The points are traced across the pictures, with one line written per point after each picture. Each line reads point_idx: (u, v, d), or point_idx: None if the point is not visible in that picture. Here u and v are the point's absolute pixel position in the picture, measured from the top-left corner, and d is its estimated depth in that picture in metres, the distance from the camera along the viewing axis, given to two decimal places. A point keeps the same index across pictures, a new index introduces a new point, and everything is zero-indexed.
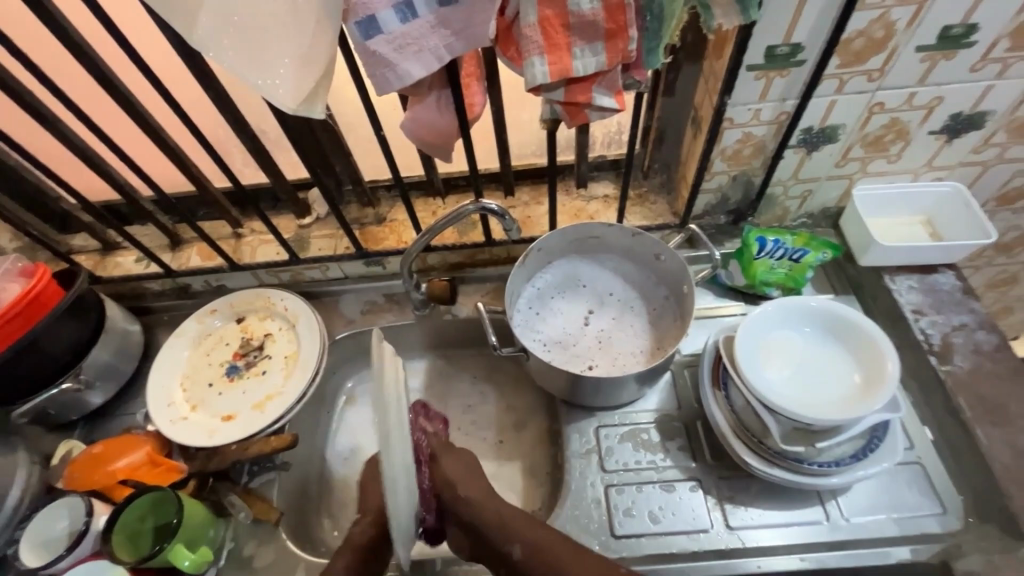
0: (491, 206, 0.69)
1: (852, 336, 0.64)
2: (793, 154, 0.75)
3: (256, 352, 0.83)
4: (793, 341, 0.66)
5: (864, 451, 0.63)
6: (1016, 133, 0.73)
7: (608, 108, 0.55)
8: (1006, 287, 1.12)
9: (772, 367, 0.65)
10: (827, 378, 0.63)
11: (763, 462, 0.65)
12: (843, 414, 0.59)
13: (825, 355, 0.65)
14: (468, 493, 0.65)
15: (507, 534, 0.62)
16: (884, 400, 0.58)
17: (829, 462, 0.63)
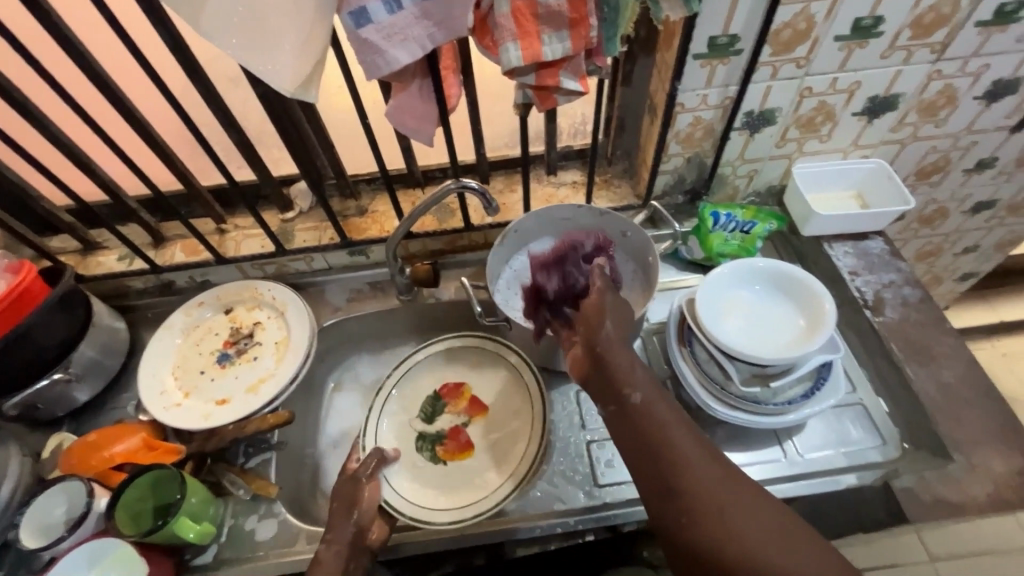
0: (474, 185, 0.74)
1: (796, 289, 0.73)
2: (738, 136, 0.84)
3: (246, 340, 0.85)
4: (746, 297, 0.74)
5: (811, 390, 0.71)
6: (924, 113, 0.85)
7: (574, 91, 0.63)
8: (933, 258, 1.26)
9: (730, 321, 0.72)
10: (777, 326, 0.71)
11: (726, 407, 0.72)
12: (792, 354, 0.67)
13: (774, 308, 0.73)
14: (609, 335, 0.63)
15: (631, 380, 0.59)
16: (825, 339, 0.66)
17: (784, 401, 0.71)
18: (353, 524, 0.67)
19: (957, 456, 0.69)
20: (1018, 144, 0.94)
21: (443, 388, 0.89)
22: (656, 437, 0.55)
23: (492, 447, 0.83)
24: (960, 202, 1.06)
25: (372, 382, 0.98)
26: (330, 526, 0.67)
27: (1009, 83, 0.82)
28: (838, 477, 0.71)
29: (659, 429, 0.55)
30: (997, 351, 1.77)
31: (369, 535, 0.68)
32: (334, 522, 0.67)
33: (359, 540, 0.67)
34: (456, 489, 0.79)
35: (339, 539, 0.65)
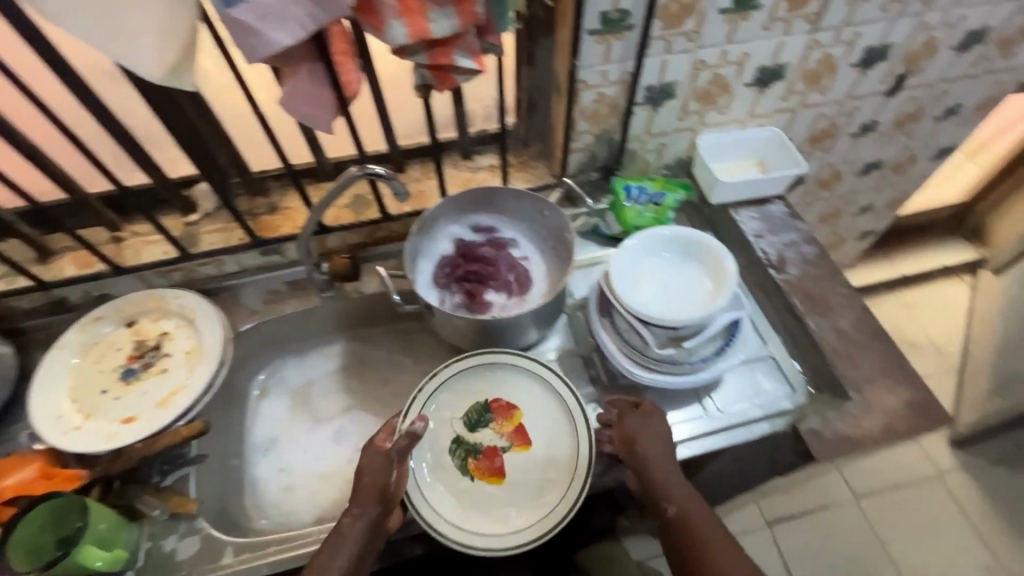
0: (379, 170, 0.71)
1: (702, 253, 0.76)
2: (642, 110, 0.86)
3: (153, 352, 0.80)
4: (657, 265, 0.77)
5: (724, 346, 0.75)
6: (809, 82, 0.91)
7: (472, 70, 0.62)
8: (835, 220, 1.36)
9: (644, 290, 0.75)
10: (686, 290, 0.74)
11: (647, 370, 0.75)
12: (700, 315, 0.70)
13: (683, 272, 0.76)
14: (649, 452, 0.70)
15: (667, 493, 0.67)
16: (729, 297, 0.70)
17: (700, 359, 0.74)
18: (381, 502, 0.67)
19: (855, 395, 0.75)
20: (894, 107, 1.02)
21: (494, 401, 0.80)
22: (692, 546, 0.64)
23: (528, 483, 0.76)
24: (851, 164, 1.15)
25: (300, 386, 0.94)
26: (355, 500, 0.66)
27: (880, 50, 0.88)
28: (755, 425, 0.76)
29: (693, 539, 0.65)
30: (900, 302, 1.94)
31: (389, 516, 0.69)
32: (361, 499, 0.66)
33: (380, 519, 0.67)
34: (481, 513, 0.74)
35: (364, 516, 0.65)
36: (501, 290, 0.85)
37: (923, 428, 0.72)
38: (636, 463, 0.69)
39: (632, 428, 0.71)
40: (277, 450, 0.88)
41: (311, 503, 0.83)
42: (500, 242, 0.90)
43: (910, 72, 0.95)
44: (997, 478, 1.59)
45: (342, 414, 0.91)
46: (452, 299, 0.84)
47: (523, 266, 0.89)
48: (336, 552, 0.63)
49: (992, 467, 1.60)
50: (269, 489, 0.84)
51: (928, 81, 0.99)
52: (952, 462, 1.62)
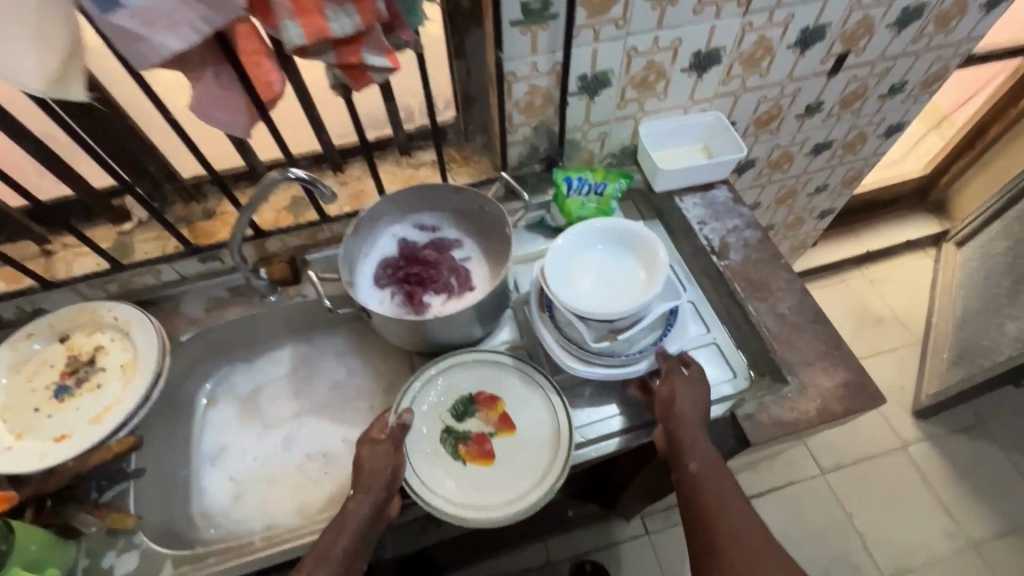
0: (297, 174, 0.69)
1: (636, 244, 0.76)
2: (579, 100, 0.85)
3: (87, 367, 0.79)
4: (594, 257, 0.77)
5: (661, 337, 0.75)
6: (747, 65, 0.90)
7: (386, 68, 0.61)
8: (791, 201, 1.36)
9: (581, 282, 0.75)
10: (621, 281, 0.74)
11: (584, 364, 0.75)
12: (632, 306, 0.70)
13: (618, 264, 0.76)
14: (684, 411, 0.70)
15: (692, 451, 0.68)
16: (660, 288, 0.70)
17: (638, 350, 0.75)
18: (384, 489, 0.69)
19: (792, 378, 0.75)
20: (838, 87, 1.02)
21: (478, 392, 0.81)
22: (706, 505, 0.65)
23: (521, 462, 0.76)
24: (801, 145, 1.15)
25: (249, 392, 0.93)
26: (361, 485, 0.68)
27: (816, 30, 0.88)
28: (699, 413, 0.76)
29: (708, 498, 0.66)
30: (866, 278, 1.97)
31: (391, 502, 0.70)
32: (368, 485, 0.68)
33: (382, 505, 0.69)
34: (476, 494, 0.74)
35: (369, 502, 0.67)
36: (442, 290, 0.85)
37: (857, 408, 0.73)
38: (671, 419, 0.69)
39: (669, 391, 0.71)
40: (225, 458, 0.87)
41: (259, 511, 0.82)
42: (443, 244, 0.90)
43: (850, 51, 0.94)
44: (959, 446, 1.62)
45: (292, 419, 0.90)
46: (393, 299, 0.84)
47: (465, 267, 0.88)
48: (339, 537, 0.65)
49: (954, 435, 1.64)
50: (217, 496, 0.83)
51: (869, 60, 0.98)
52: (916, 433, 1.65)
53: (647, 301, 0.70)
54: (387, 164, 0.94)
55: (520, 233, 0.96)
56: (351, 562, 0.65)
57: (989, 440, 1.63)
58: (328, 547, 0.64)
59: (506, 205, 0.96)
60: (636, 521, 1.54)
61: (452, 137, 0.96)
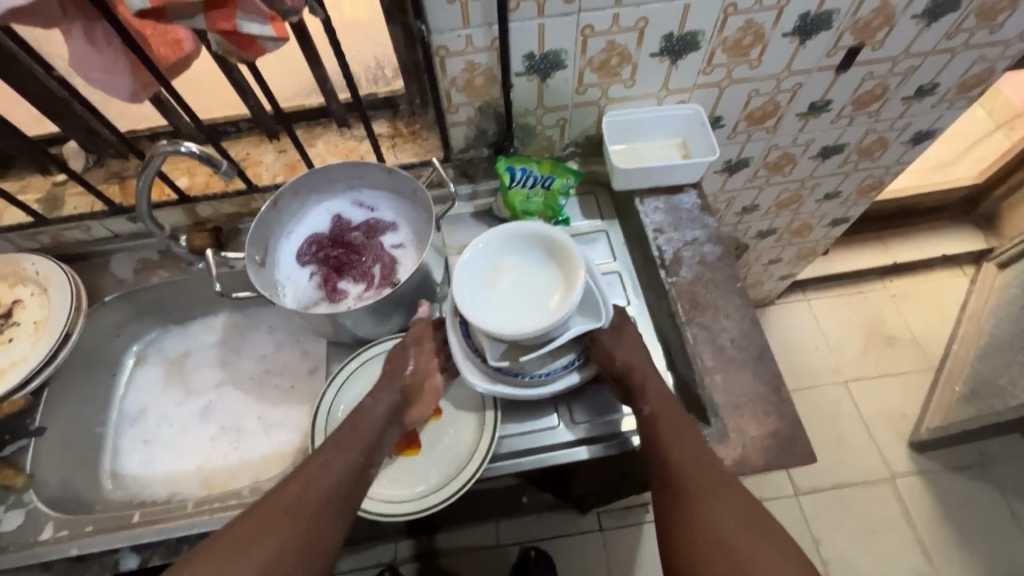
0: (189, 149, 0.65)
1: (559, 254, 0.68)
2: (528, 81, 0.76)
3: (4, 320, 0.79)
4: (518, 264, 0.69)
5: (572, 361, 0.70)
6: (733, 53, 0.77)
7: (270, 37, 0.55)
8: (796, 205, 1.22)
9: (493, 289, 0.67)
10: (536, 295, 0.66)
11: (487, 380, 0.69)
12: (536, 324, 0.63)
13: (539, 278, 0.68)
14: (632, 360, 0.68)
15: (645, 394, 0.67)
16: (569, 308, 0.62)
17: (544, 371, 0.69)
18: (401, 391, 0.70)
19: (713, 421, 0.68)
20: (848, 85, 0.88)
21: None
22: (664, 442, 0.64)
23: (443, 450, 0.73)
24: (805, 147, 1.01)
25: (178, 355, 0.92)
26: (378, 385, 0.70)
27: (818, 17, 0.74)
28: (629, 438, 0.72)
29: (663, 438, 0.64)
30: (888, 291, 1.79)
31: (410, 409, 0.71)
32: (386, 386, 0.70)
33: (403, 404, 0.70)
34: (401, 484, 0.71)
35: (383, 402, 0.68)
36: (361, 278, 0.79)
37: (779, 464, 0.66)
38: (620, 364, 0.68)
39: (609, 349, 0.68)
40: (145, 421, 0.86)
41: (166, 480, 0.82)
42: (375, 227, 0.82)
43: (864, 44, 0.80)
44: (953, 486, 1.50)
45: (212, 388, 0.89)
46: (312, 280, 0.80)
47: (393, 255, 0.81)
48: (353, 433, 0.65)
49: (950, 474, 1.51)
50: (130, 454, 0.84)
51: (889, 56, 0.83)
52: (907, 465, 1.53)
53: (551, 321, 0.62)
54: (329, 134, 0.88)
55: (464, 220, 0.89)
56: (366, 461, 0.64)
57: (988, 483, 1.50)
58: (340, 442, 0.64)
59: (437, 193, 0.89)
60: (590, 516, 1.48)
61: (402, 108, 0.88)
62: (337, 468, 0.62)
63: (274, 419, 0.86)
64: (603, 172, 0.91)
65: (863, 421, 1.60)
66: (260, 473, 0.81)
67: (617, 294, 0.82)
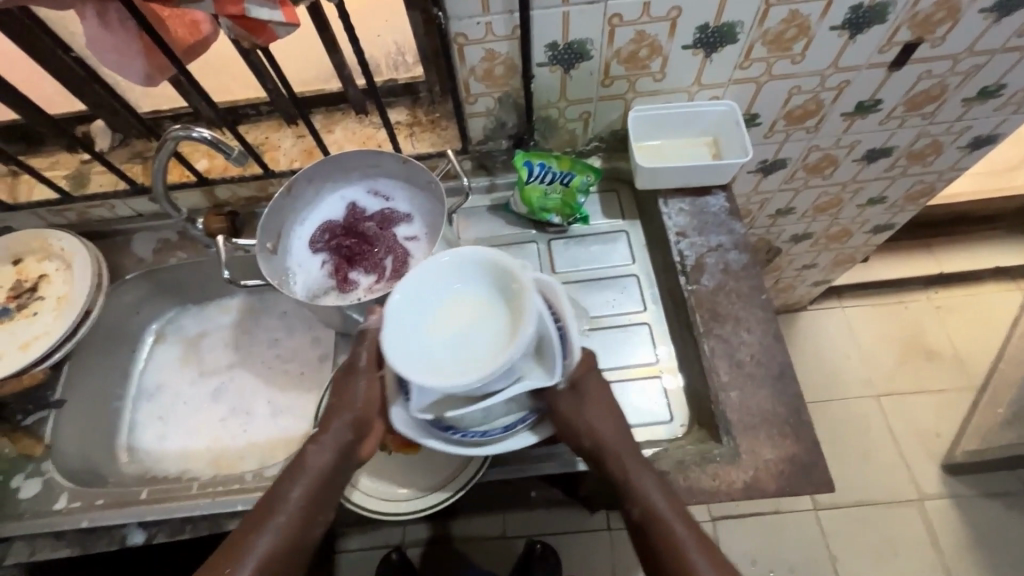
0: (200, 134, 0.64)
1: (512, 286, 0.55)
2: (550, 72, 0.72)
3: (29, 293, 0.81)
4: (469, 298, 0.57)
5: (516, 422, 0.61)
6: (775, 47, 0.72)
7: (281, 22, 0.53)
8: (836, 209, 1.15)
9: (430, 320, 0.56)
10: (470, 342, 0.54)
11: (422, 434, 0.60)
12: (468, 377, 0.51)
13: (484, 322, 0.55)
14: (606, 438, 0.62)
15: (631, 486, 0.61)
16: (504, 363, 0.51)
17: (480, 432, 0.60)
18: (348, 428, 0.63)
19: (725, 440, 0.65)
20: (902, 84, 0.81)
21: None
22: (662, 540, 0.59)
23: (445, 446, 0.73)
24: (848, 149, 0.94)
25: (194, 335, 0.93)
26: (322, 425, 0.63)
27: (871, 10, 0.67)
28: None
29: (661, 540, 0.59)
30: (932, 303, 1.69)
31: (362, 447, 0.64)
32: (330, 427, 0.63)
33: (350, 444, 0.63)
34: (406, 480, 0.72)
35: (327, 448, 0.62)
36: (372, 269, 0.78)
37: (792, 490, 0.62)
38: (596, 449, 0.61)
39: (569, 417, 0.61)
40: (160, 397, 0.88)
41: (178, 457, 0.84)
42: (390, 217, 0.81)
43: (922, 40, 0.73)
44: (987, 513, 1.41)
45: (225, 369, 0.90)
46: (323, 268, 0.79)
47: (406, 248, 0.79)
48: (294, 488, 0.60)
49: (984, 500, 1.43)
50: (144, 429, 0.86)
51: (951, 53, 0.76)
52: (938, 487, 1.45)
53: (483, 378, 0.51)
54: (348, 120, 0.86)
55: (479, 213, 0.87)
56: (311, 517, 0.61)
57: None
58: (279, 500, 0.60)
59: (453, 184, 0.86)
60: (598, 515, 1.45)
61: (422, 96, 0.86)
62: (277, 530, 0.59)
63: (283, 404, 0.87)
64: (627, 169, 0.87)
65: (892, 438, 1.52)
66: (267, 457, 0.83)
67: (633, 299, 0.79)
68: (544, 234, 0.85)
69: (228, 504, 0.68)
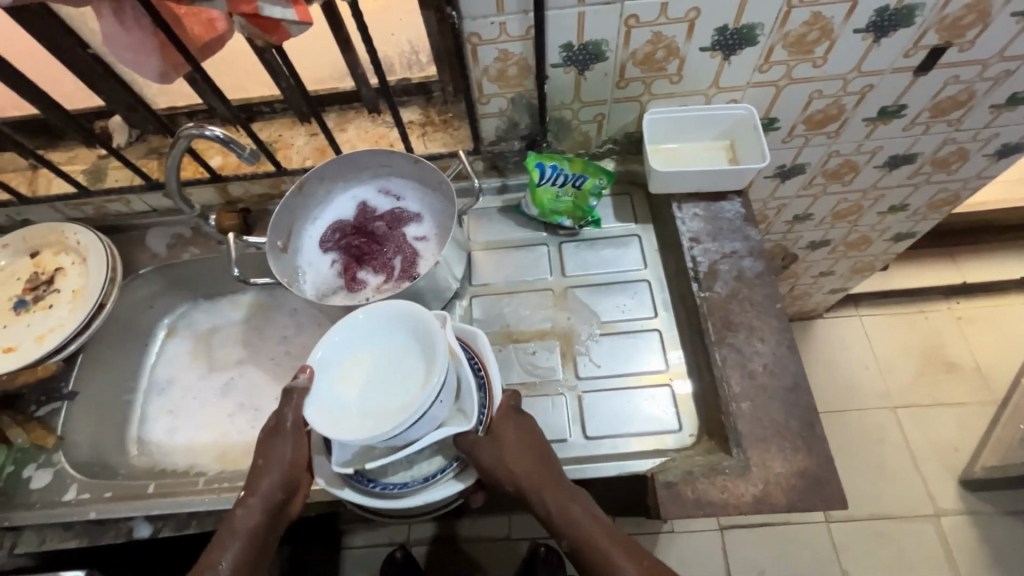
0: (212, 133, 0.64)
1: (424, 335, 0.59)
2: (565, 73, 0.71)
3: (45, 286, 0.82)
4: (388, 351, 0.61)
5: (435, 472, 0.63)
6: (796, 50, 0.70)
7: (293, 21, 0.53)
8: (855, 216, 1.12)
9: (351, 376, 0.60)
10: (386, 393, 0.58)
11: (336, 485, 0.63)
12: (383, 428, 0.55)
13: (401, 374, 0.59)
14: (524, 479, 0.60)
15: (558, 525, 0.59)
16: (415, 411, 0.54)
17: (399, 483, 0.62)
18: (279, 489, 0.62)
19: (735, 452, 0.64)
20: (928, 89, 0.78)
21: None
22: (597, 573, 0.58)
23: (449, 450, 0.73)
24: (870, 155, 0.92)
25: (205, 331, 0.94)
26: (248, 489, 0.61)
27: (898, 12, 0.65)
28: (622, 462, 0.68)
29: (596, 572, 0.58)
30: (953, 314, 1.64)
31: (292, 502, 0.64)
32: (258, 489, 0.61)
33: (280, 503, 0.62)
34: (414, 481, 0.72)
35: (257, 509, 0.61)
36: (381, 269, 0.77)
37: (803, 506, 0.61)
38: (519, 491, 0.60)
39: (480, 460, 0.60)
40: (170, 392, 0.89)
41: (186, 451, 0.85)
42: (399, 217, 0.80)
43: (950, 44, 0.71)
44: (1007, 532, 1.37)
45: (234, 365, 0.90)
46: (333, 267, 0.79)
47: (415, 248, 0.79)
48: (224, 555, 0.59)
49: (1004, 517, 1.38)
50: (153, 423, 0.87)
51: (979, 58, 0.73)
52: (955, 502, 1.41)
53: (398, 424, 0.54)
54: (360, 119, 0.86)
55: (490, 214, 0.86)
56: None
57: None
58: (211, 569, 0.59)
59: (464, 185, 0.86)
60: None
61: (435, 96, 0.85)
62: None
63: None
64: (641, 172, 0.85)
65: (909, 452, 1.49)
66: None
67: (645, 305, 0.78)
68: (555, 236, 0.84)
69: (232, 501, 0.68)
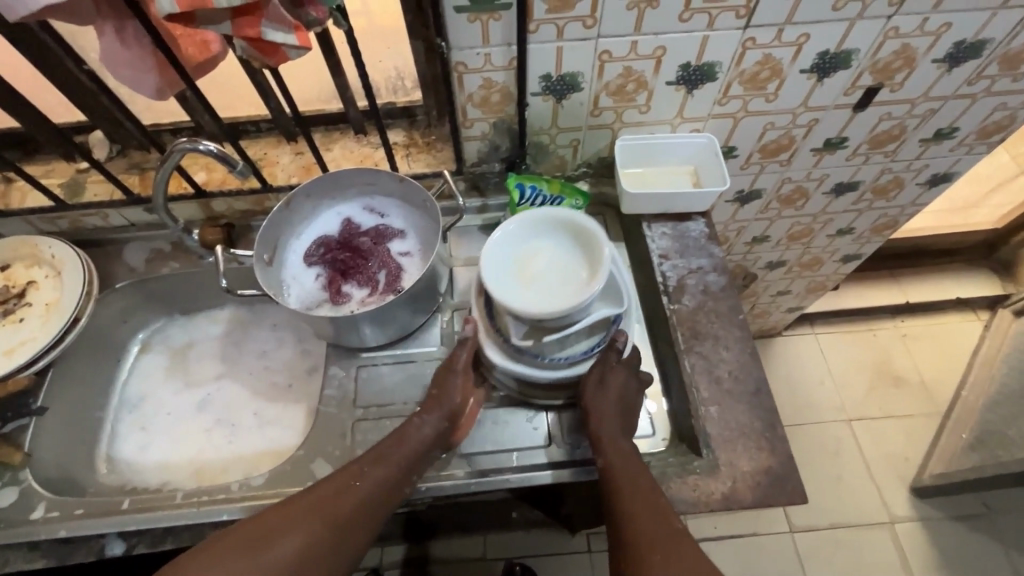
0: (207, 148, 0.66)
1: (592, 249, 0.70)
2: (543, 101, 0.77)
3: (17, 300, 0.81)
4: (559, 257, 0.71)
5: (594, 346, 0.72)
6: (750, 86, 0.77)
7: (293, 46, 0.56)
8: (807, 238, 1.21)
9: (523, 262, 0.71)
10: (547, 286, 0.68)
11: (506, 359, 0.72)
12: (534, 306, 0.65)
13: (564, 277, 0.69)
14: (592, 398, 0.68)
15: (599, 446, 0.65)
16: (569, 303, 0.64)
17: (565, 357, 0.71)
18: (447, 417, 0.69)
19: (705, 452, 0.68)
20: (866, 124, 0.87)
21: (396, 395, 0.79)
22: (619, 496, 0.61)
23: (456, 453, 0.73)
24: (818, 182, 1.01)
25: (181, 346, 0.93)
26: (426, 406, 0.69)
27: (837, 56, 0.74)
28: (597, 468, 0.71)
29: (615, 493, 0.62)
30: (899, 331, 1.76)
31: (455, 436, 0.70)
32: (434, 407, 0.69)
33: (446, 432, 0.69)
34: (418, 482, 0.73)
35: (429, 425, 0.68)
36: (365, 283, 0.79)
37: (768, 501, 0.65)
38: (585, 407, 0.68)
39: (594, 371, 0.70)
40: (144, 408, 0.88)
41: (159, 468, 0.83)
42: (383, 233, 0.83)
43: (882, 85, 0.80)
44: (955, 536, 1.45)
45: (212, 380, 0.90)
46: (317, 280, 0.81)
47: (399, 262, 0.81)
48: (394, 450, 0.65)
49: (951, 523, 1.47)
50: (126, 439, 0.85)
51: (908, 97, 0.83)
52: (906, 510, 1.49)
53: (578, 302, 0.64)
54: (346, 139, 0.89)
55: (471, 232, 0.90)
56: (399, 483, 0.64)
57: (988, 534, 1.46)
58: (382, 455, 0.65)
59: (447, 204, 0.90)
60: (579, 536, 1.43)
61: (419, 119, 0.89)
62: (372, 485, 0.62)
63: (273, 414, 0.87)
64: (614, 194, 0.91)
65: (864, 463, 1.57)
66: (251, 468, 0.82)
67: None
68: None
69: (214, 513, 0.68)
